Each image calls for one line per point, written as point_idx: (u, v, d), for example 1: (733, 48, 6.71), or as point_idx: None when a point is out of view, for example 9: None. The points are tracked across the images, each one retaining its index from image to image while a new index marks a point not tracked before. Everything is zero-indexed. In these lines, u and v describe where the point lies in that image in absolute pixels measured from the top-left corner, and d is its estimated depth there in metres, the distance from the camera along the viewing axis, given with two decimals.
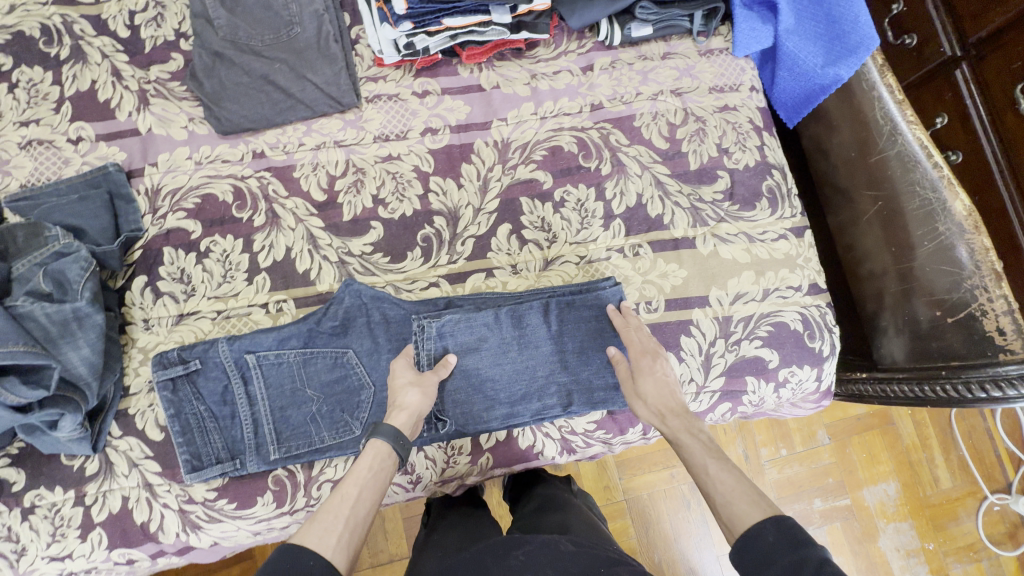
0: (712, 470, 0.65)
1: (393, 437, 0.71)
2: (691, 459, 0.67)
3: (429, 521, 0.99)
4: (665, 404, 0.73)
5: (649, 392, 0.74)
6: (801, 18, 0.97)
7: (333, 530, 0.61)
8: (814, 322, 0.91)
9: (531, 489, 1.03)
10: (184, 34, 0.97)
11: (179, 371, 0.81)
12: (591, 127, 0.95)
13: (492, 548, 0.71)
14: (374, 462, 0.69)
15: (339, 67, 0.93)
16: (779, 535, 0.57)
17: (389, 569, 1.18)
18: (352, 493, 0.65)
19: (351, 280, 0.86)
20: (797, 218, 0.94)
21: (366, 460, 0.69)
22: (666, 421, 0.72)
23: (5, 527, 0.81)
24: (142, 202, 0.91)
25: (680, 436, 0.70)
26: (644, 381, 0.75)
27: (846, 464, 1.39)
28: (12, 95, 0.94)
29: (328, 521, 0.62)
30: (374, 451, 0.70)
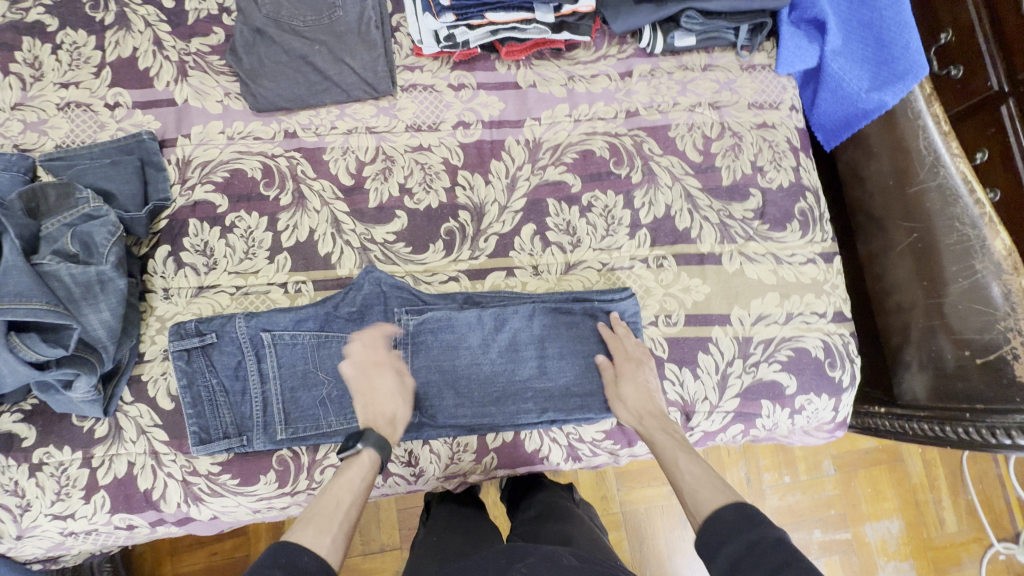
0: (682, 465, 0.71)
1: (380, 444, 0.74)
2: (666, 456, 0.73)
3: (427, 516, 0.99)
4: (644, 407, 0.79)
5: (631, 394, 0.80)
6: (849, 40, 0.95)
7: (325, 534, 0.63)
8: (836, 351, 0.89)
9: (532, 493, 1.03)
10: (227, 9, 0.97)
11: (194, 343, 0.81)
12: (624, 134, 0.94)
13: (493, 560, 0.70)
14: (363, 470, 0.72)
15: (378, 53, 0.93)
16: (738, 515, 0.62)
17: (378, 559, 1.18)
18: (342, 499, 0.68)
19: (372, 268, 0.86)
20: (827, 243, 0.92)
21: (350, 466, 0.72)
22: (644, 422, 0.78)
23: (11, 481, 0.82)
24: (172, 171, 0.91)
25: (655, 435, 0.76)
26: (626, 385, 0.80)
27: (850, 497, 1.36)
28: (55, 56, 0.95)
29: (322, 523, 0.65)
30: (360, 457, 0.73)
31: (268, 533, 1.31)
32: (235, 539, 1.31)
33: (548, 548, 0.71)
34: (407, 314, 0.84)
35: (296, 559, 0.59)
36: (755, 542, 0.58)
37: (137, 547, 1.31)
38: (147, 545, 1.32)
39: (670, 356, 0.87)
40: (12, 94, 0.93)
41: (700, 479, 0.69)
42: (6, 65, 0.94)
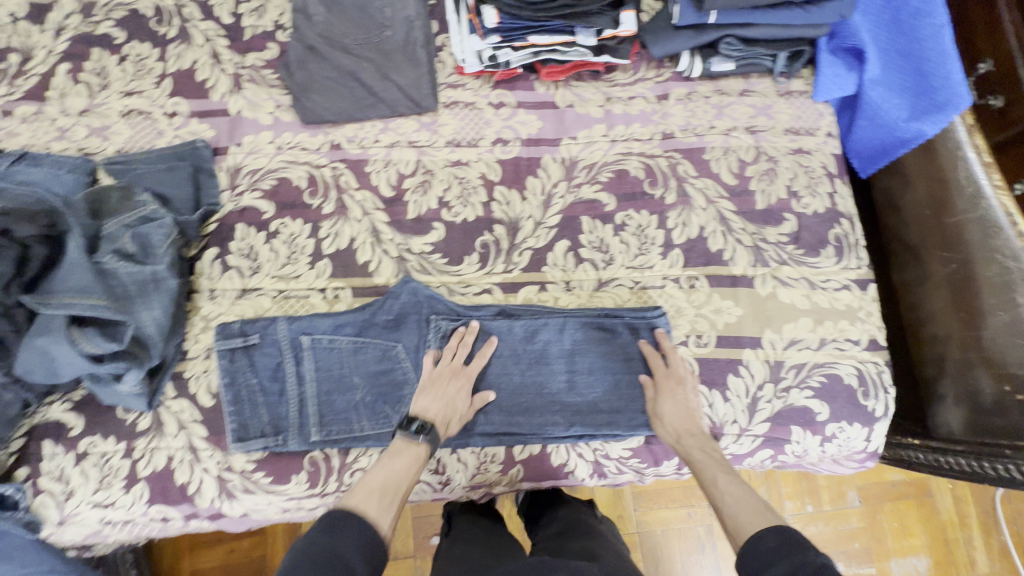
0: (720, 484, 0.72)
1: (436, 440, 0.77)
2: (704, 475, 0.75)
3: (449, 527, 0.99)
4: (682, 426, 0.80)
5: (670, 412, 0.81)
6: (888, 69, 0.96)
7: (386, 511, 0.69)
8: (869, 379, 0.88)
9: (554, 509, 1.03)
10: (282, 26, 1.02)
11: (239, 343, 0.86)
12: (660, 155, 0.95)
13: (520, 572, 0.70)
14: (417, 462, 0.75)
15: (423, 71, 0.96)
16: (779, 541, 0.61)
17: (393, 567, 1.19)
18: (401, 480, 0.72)
19: (409, 278, 0.89)
20: (862, 270, 0.92)
21: (407, 449, 0.75)
22: (682, 440, 0.79)
23: (57, 469, 0.85)
24: (223, 178, 0.96)
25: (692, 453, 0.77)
26: (665, 404, 0.82)
27: (875, 531, 1.33)
28: (121, 67, 1.01)
29: (383, 498, 0.70)
30: (415, 445, 0.76)
31: (285, 533, 1.34)
32: (252, 538, 1.36)
33: (575, 564, 0.71)
34: (444, 322, 0.87)
35: (367, 533, 0.64)
36: (799, 567, 0.57)
37: (158, 541, 1.35)
38: (167, 539, 1.37)
39: (700, 377, 0.87)
40: (81, 101, 0.99)
41: (738, 500, 0.70)
42: (76, 74, 1.00)
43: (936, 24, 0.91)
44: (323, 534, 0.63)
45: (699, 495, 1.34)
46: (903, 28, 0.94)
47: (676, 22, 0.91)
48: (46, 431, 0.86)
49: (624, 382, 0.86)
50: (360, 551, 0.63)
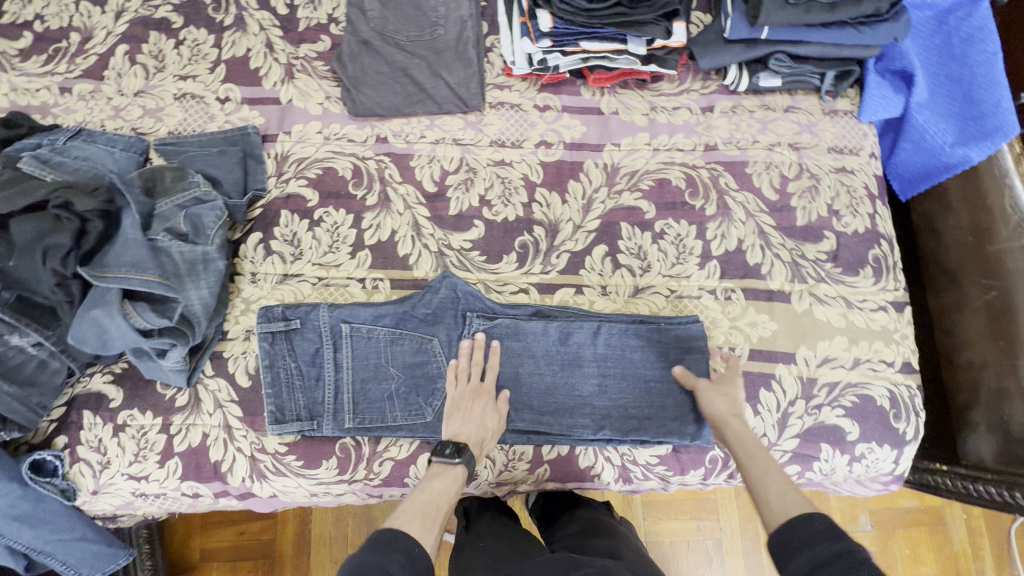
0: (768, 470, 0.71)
1: (471, 461, 0.78)
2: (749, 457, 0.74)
3: (468, 522, 1.00)
4: (737, 411, 0.79)
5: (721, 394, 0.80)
6: (936, 94, 0.96)
7: (429, 531, 0.70)
8: (901, 402, 0.88)
9: (572, 509, 1.03)
10: (336, 19, 1.04)
11: (280, 327, 0.87)
12: (701, 166, 0.96)
13: (550, 568, 0.71)
14: (454, 483, 0.76)
15: (473, 71, 0.98)
16: (826, 525, 0.62)
17: None
18: (441, 502, 0.74)
19: (448, 273, 0.90)
20: (900, 292, 0.91)
21: (447, 472, 0.77)
22: (733, 421, 0.78)
23: (95, 439, 0.87)
24: (270, 164, 0.98)
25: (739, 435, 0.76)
26: (716, 390, 0.81)
27: (886, 556, 1.32)
28: (177, 51, 1.03)
29: (424, 519, 0.71)
30: (451, 467, 0.77)
31: (296, 518, 1.37)
32: (263, 522, 1.37)
33: (603, 563, 0.72)
34: (479, 319, 0.88)
35: (412, 550, 0.66)
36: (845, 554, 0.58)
37: (170, 519, 1.37)
38: (180, 518, 1.39)
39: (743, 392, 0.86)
40: (137, 82, 1.02)
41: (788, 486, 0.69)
42: (133, 55, 1.03)
43: (987, 52, 0.92)
44: (370, 551, 0.64)
45: (709, 508, 1.34)
46: (953, 54, 0.95)
47: (728, 35, 0.92)
48: (87, 401, 0.88)
49: (654, 391, 0.86)
50: (407, 565, 0.64)
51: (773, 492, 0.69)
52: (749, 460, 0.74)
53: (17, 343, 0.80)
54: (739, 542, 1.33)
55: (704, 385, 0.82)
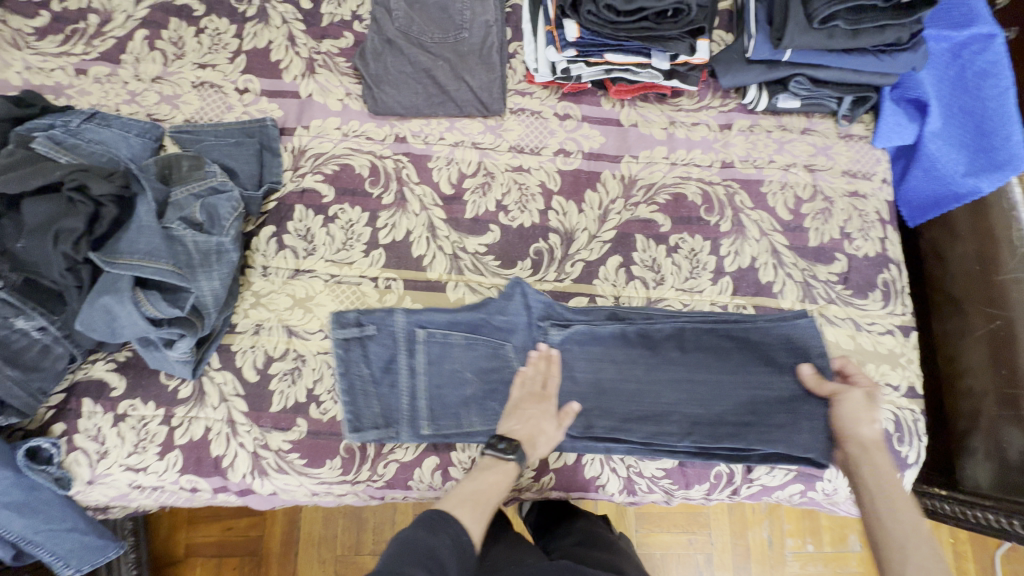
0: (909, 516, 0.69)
1: (524, 458, 0.77)
2: (891, 496, 0.71)
3: None
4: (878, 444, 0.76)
5: (870, 418, 0.77)
6: (948, 124, 0.99)
7: (477, 519, 0.71)
8: (905, 426, 0.88)
9: (570, 520, 1.03)
10: (359, 17, 1.04)
11: (355, 332, 0.85)
12: (718, 183, 0.97)
13: None
14: (506, 477, 0.76)
15: (496, 76, 0.98)
16: None
17: None
18: (493, 493, 0.74)
19: (522, 280, 0.89)
20: (907, 317, 0.93)
21: (501, 464, 0.76)
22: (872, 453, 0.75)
23: (94, 428, 0.85)
24: (286, 158, 0.97)
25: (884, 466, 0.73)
26: (864, 417, 0.77)
27: None
28: (197, 39, 1.02)
29: (475, 505, 0.72)
30: (505, 462, 0.77)
31: (284, 515, 1.35)
32: (251, 518, 1.35)
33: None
34: (554, 327, 0.87)
35: (459, 537, 0.67)
36: None
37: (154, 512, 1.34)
38: (165, 511, 1.37)
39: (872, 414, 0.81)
40: (155, 68, 1.01)
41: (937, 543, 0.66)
42: (152, 41, 1.02)
43: (999, 86, 0.94)
44: (422, 530, 0.66)
45: (701, 522, 1.34)
46: (967, 86, 0.97)
47: (750, 55, 0.93)
48: (88, 389, 0.86)
49: (760, 400, 0.84)
50: (455, 551, 0.65)
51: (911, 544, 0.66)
52: (891, 497, 0.71)
53: (21, 327, 0.77)
54: (730, 558, 1.33)
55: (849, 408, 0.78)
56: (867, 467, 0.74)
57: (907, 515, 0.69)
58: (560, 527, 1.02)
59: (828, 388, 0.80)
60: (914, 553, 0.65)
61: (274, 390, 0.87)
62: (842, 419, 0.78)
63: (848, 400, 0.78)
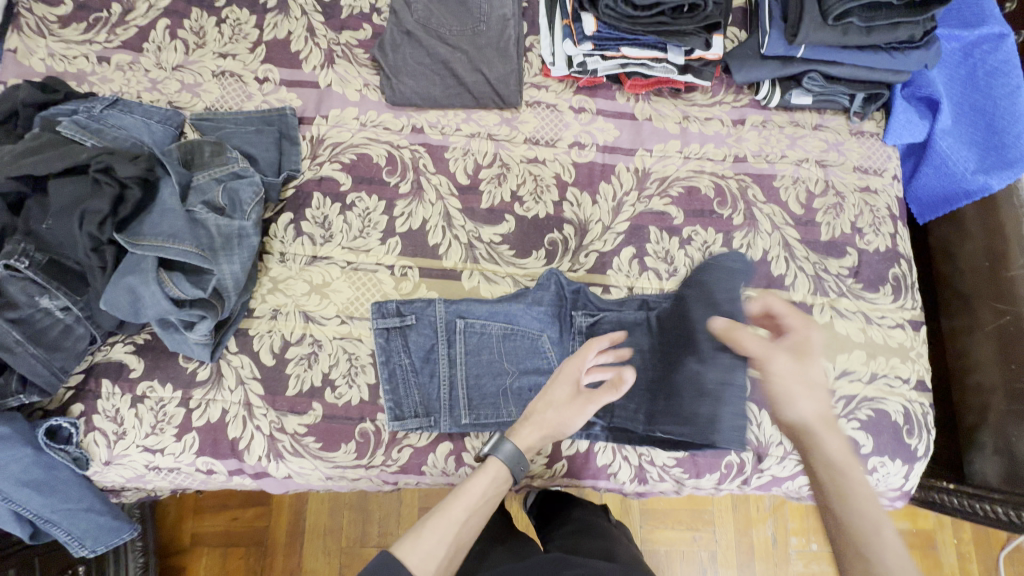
0: (870, 509, 0.63)
1: (507, 456, 0.76)
2: (849, 487, 0.64)
3: None
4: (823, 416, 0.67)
5: (807, 390, 0.67)
6: (959, 122, 1.00)
7: (434, 555, 0.66)
8: (914, 419, 0.89)
9: (567, 510, 1.04)
10: (378, 9, 1.05)
11: (395, 322, 0.88)
12: (731, 177, 0.98)
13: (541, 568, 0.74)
14: (487, 481, 0.74)
15: (513, 68, 0.99)
16: None
17: None
18: (451, 523, 0.69)
19: (556, 270, 0.92)
20: (916, 312, 0.94)
21: (489, 469, 0.76)
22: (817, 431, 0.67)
23: (112, 409, 0.86)
24: (305, 146, 0.98)
25: (833, 451, 0.66)
26: (806, 392, 0.67)
27: None
28: (218, 29, 1.03)
29: (436, 534, 0.68)
30: (490, 464, 0.76)
31: (291, 506, 1.36)
32: (257, 508, 1.36)
33: (597, 563, 0.75)
34: (581, 314, 0.90)
35: None
36: None
37: (161, 500, 1.35)
38: (171, 499, 1.38)
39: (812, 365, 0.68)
40: (176, 56, 1.02)
41: (903, 540, 0.60)
42: (174, 30, 1.03)
43: (1010, 85, 0.96)
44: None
45: (706, 520, 1.35)
46: (977, 85, 0.98)
47: (764, 51, 0.95)
48: (106, 369, 0.87)
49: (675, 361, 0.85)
50: None
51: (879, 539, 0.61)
52: (849, 489, 0.64)
53: (45, 306, 0.79)
54: (734, 555, 1.33)
55: (777, 380, 0.68)
56: (817, 456, 0.67)
57: (867, 508, 0.63)
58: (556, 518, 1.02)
59: (749, 349, 0.70)
60: (881, 559, 0.59)
61: (291, 374, 0.88)
62: (776, 396, 0.68)
63: (775, 368, 0.68)
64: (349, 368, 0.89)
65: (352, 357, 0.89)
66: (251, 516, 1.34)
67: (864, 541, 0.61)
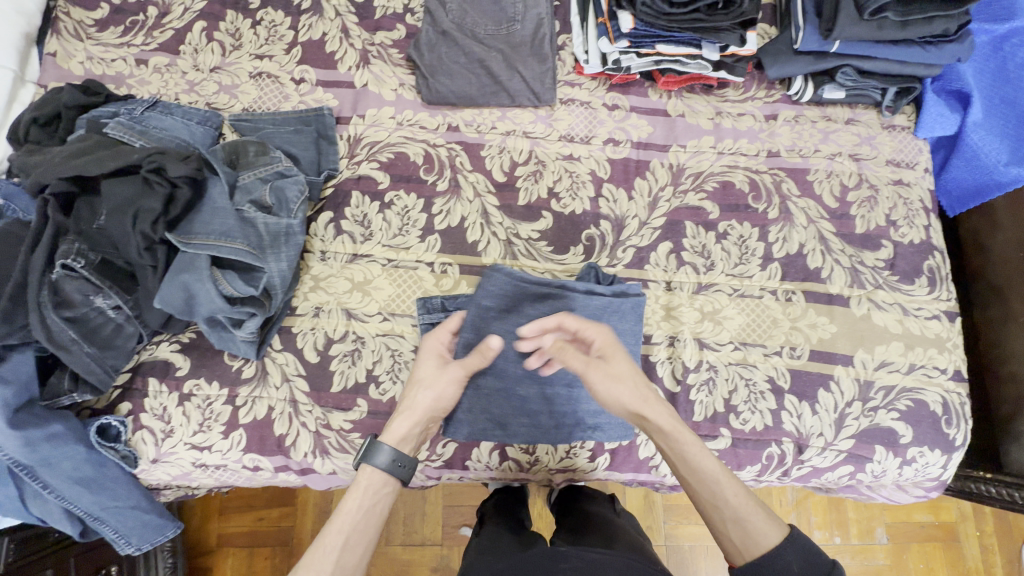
0: (708, 467, 0.70)
1: (375, 464, 0.73)
2: (686, 453, 0.71)
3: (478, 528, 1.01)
4: (643, 397, 0.73)
5: (624, 380, 0.74)
6: (989, 115, 1.01)
7: None
8: (953, 409, 0.90)
9: (575, 504, 1.03)
10: (411, 10, 1.06)
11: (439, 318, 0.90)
12: (765, 171, 0.99)
13: (535, 561, 0.73)
14: (361, 499, 0.71)
15: (548, 67, 1.01)
16: (796, 555, 0.63)
17: (422, 550, 1.29)
18: (326, 555, 0.66)
19: (593, 264, 0.91)
20: (952, 303, 0.94)
21: (361, 483, 0.73)
22: (646, 411, 0.73)
23: (160, 407, 0.87)
24: (343, 146, 0.99)
25: (665, 428, 0.72)
26: (618, 380, 0.73)
27: (900, 569, 1.35)
28: (254, 30, 1.04)
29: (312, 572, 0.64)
30: (361, 478, 0.73)
31: (316, 505, 1.36)
32: (282, 508, 1.36)
33: (591, 553, 0.74)
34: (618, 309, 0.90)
35: None
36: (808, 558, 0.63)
37: (187, 501, 1.36)
38: (198, 500, 1.38)
39: (616, 355, 0.76)
40: (213, 58, 1.03)
41: (736, 480, 0.70)
42: (210, 32, 1.04)
43: None
44: None
45: None
46: (1008, 78, 0.99)
47: (799, 47, 0.96)
48: (153, 368, 0.88)
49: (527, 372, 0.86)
50: None
51: (721, 488, 0.69)
52: (684, 454, 0.71)
53: (99, 305, 0.80)
54: None
55: (598, 379, 0.74)
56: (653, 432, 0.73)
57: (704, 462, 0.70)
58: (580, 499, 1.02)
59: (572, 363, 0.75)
60: (727, 501, 0.68)
61: (335, 371, 0.89)
62: (602, 391, 0.74)
63: (595, 374, 0.74)
64: (392, 364, 0.90)
65: (395, 354, 0.90)
66: (277, 516, 1.34)
67: (711, 493, 0.69)
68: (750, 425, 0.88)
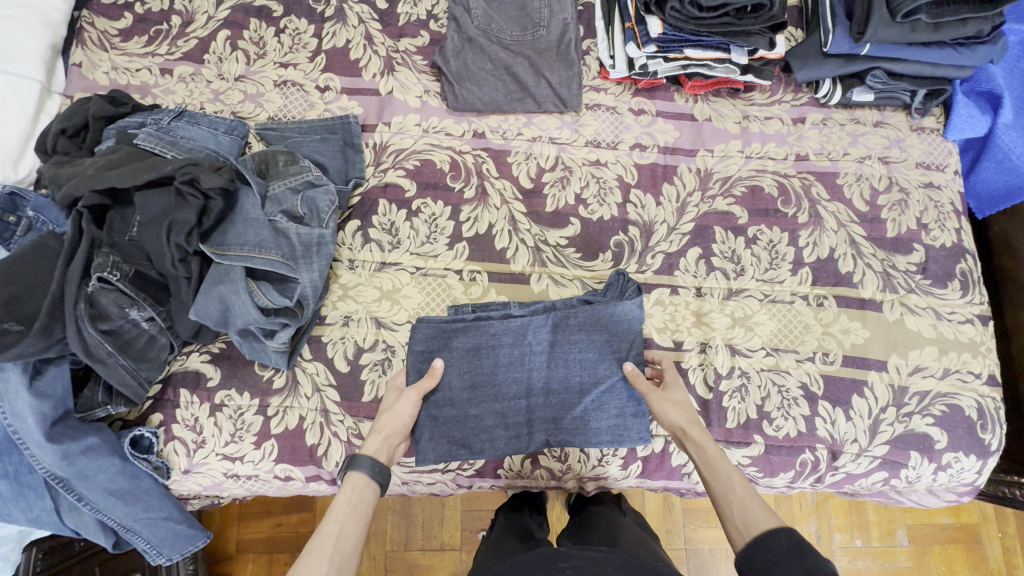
0: (724, 466, 0.71)
1: (359, 461, 0.72)
2: (709, 457, 0.72)
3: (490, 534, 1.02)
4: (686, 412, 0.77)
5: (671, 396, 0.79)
6: (1019, 115, 1.00)
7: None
8: (988, 414, 0.89)
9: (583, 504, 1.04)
10: (435, 16, 1.06)
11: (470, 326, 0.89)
12: (794, 175, 0.98)
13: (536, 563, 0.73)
14: (352, 493, 0.70)
15: (574, 72, 1.00)
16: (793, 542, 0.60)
17: (442, 556, 1.29)
18: (324, 545, 0.64)
19: (622, 270, 0.90)
20: (985, 307, 0.94)
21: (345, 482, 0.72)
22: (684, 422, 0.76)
23: (191, 417, 0.87)
24: (369, 153, 0.99)
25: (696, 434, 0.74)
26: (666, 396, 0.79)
27: (922, 572, 1.34)
28: (278, 38, 1.04)
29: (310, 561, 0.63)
30: (348, 477, 0.72)
31: None
32: (299, 515, 1.35)
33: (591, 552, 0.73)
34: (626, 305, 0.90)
35: None
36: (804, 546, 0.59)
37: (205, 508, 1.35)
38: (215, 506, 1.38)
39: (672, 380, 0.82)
40: (238, 67, 1.03)
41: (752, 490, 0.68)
42: (235, 41, 1.04)
43: None
44: None
45: None
46: None
47: (828, 50, 0.95)
48: (185, 379, 0.88)
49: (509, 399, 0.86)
50: None
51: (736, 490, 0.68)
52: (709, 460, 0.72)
53: (133, 317, 0.80)
54: None
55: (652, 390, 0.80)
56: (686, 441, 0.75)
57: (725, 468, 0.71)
58: (610, 505, 1.02)
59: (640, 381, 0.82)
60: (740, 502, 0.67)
61: (366, 381, 0.89)
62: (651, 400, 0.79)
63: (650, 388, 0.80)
64: None
65: None
66: (294, 522, 1.34)
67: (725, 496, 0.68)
68: (783, 431, 0.87)
